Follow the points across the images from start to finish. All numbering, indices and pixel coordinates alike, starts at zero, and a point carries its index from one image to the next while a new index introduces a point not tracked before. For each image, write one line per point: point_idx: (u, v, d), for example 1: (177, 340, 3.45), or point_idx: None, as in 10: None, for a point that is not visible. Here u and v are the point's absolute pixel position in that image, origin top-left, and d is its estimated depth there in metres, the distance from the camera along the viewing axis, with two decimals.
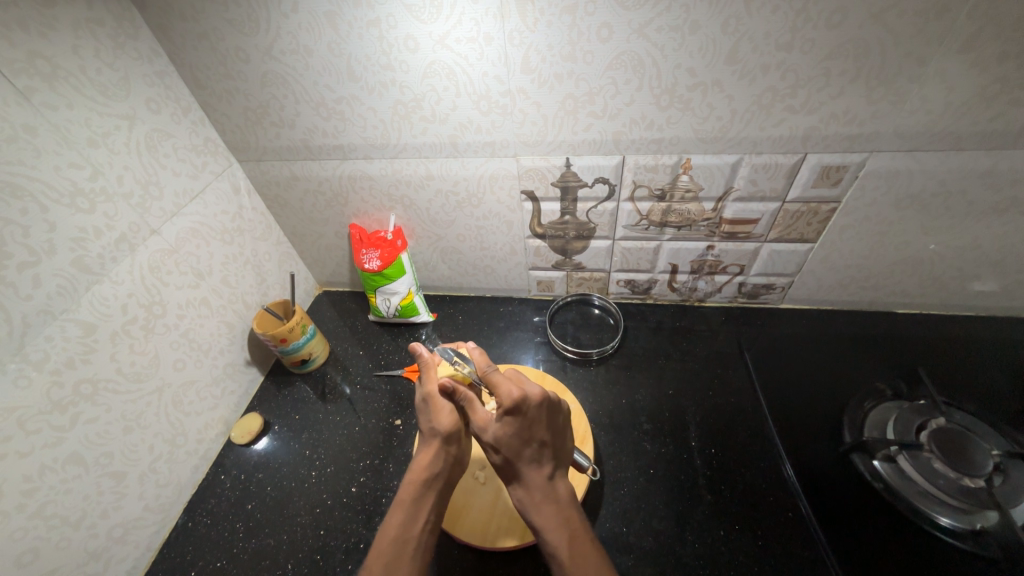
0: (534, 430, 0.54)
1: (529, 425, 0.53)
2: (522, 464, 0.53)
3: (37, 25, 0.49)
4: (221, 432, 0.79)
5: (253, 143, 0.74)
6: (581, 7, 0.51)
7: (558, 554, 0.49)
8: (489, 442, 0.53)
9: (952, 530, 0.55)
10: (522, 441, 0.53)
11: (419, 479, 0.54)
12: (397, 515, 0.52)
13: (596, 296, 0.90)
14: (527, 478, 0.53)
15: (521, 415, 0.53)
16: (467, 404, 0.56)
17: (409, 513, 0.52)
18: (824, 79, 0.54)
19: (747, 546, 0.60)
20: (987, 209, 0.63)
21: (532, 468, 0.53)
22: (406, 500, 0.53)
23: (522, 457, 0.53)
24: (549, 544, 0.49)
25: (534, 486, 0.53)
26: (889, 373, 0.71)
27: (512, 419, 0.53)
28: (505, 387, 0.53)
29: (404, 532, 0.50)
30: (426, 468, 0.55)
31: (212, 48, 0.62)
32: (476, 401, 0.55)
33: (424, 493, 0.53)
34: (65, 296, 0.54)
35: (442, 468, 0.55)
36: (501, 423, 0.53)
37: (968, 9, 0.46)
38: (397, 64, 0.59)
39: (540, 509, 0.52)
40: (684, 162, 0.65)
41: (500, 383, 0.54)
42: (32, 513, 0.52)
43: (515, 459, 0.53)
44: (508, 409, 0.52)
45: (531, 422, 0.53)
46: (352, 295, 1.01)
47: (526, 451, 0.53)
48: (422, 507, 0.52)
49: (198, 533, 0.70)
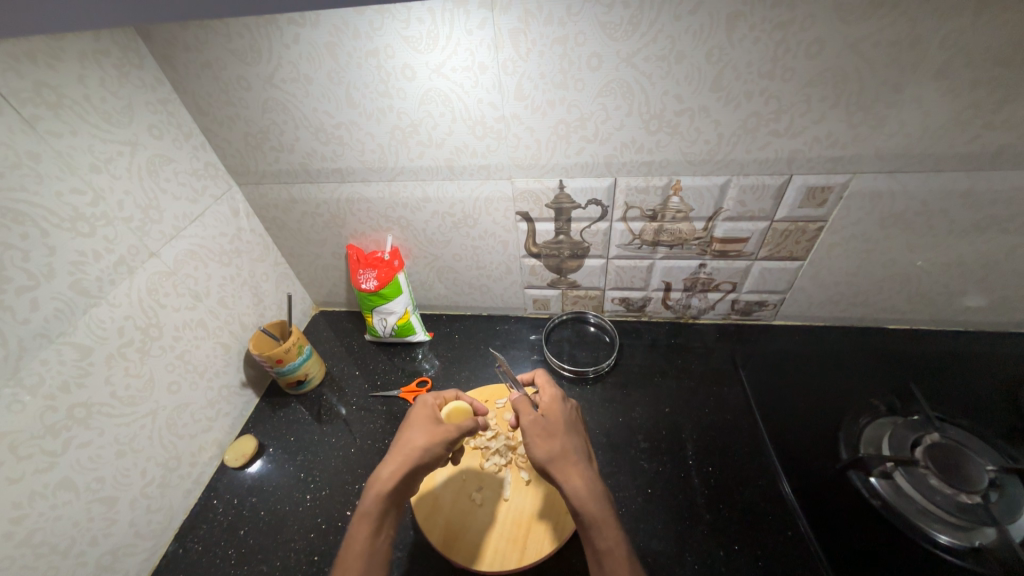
0: (579, 429, 0.60)
1: (575, 423, 0.60)
2: (574, 453, 0.55)
3: (46, 57, 0.51)
4: (214, 455, 0.78)
5: (252, 167, 0.75)
6: (571, 38, 0.54)
7: (615, 548, 0.48)
8: (544, 427, 0.57)
9: (951, 548, 0.55)
10: (572, 434, 0.57)
11: (385, 492, 0.54)
12: (363, 528, 0.52)
13: (591, 314, 0.90)
14: (579, 467, 0.53)
15: (569, 410, 0.61)
16: (518, 404, 0.59)
17: (373, 526, 0.52)
18: (806, 104, 0.56)
19: (747, 567, 0.60)
20: (969, 227, 0.65)
21: (585, 459, 0.55)
22: (371, 512, 0.53)
23: (576, 446, 0.56)
24: (607, 538, 0.48)
25: (588, 475, 0.53)
26: (884, 390, 0.72)
27: (562, 409, 0.60)
28: (552, 387, 0.63)
29: (370, 546, 0.51)
30: (393, 481, 0.54)
31: (214, 77, 0.64)
32: (526, 402, 0.59)
33: (387, 507, 0.54)
34: (62, 319, 0.54)
35: (408, 484, 0.55)
36: (555, 414, 0.59)
37: (938, 41, 0.49)
38: (395, 91, 0.61)
39: (597, 500, 0.50)
40: (674, 183, 0.66)
41: (545, 387, 0.63)
42: (20, 541, 0.51)
43: (569, 447, 0.55)
44: (558, 401, 0.61)
45: (574, 417, 0.61)
46: (349, 315, 1.02)
47: (578, 441, 0.57)
48: (386, 521, 0.53)
49: (188, 560, 0.68)
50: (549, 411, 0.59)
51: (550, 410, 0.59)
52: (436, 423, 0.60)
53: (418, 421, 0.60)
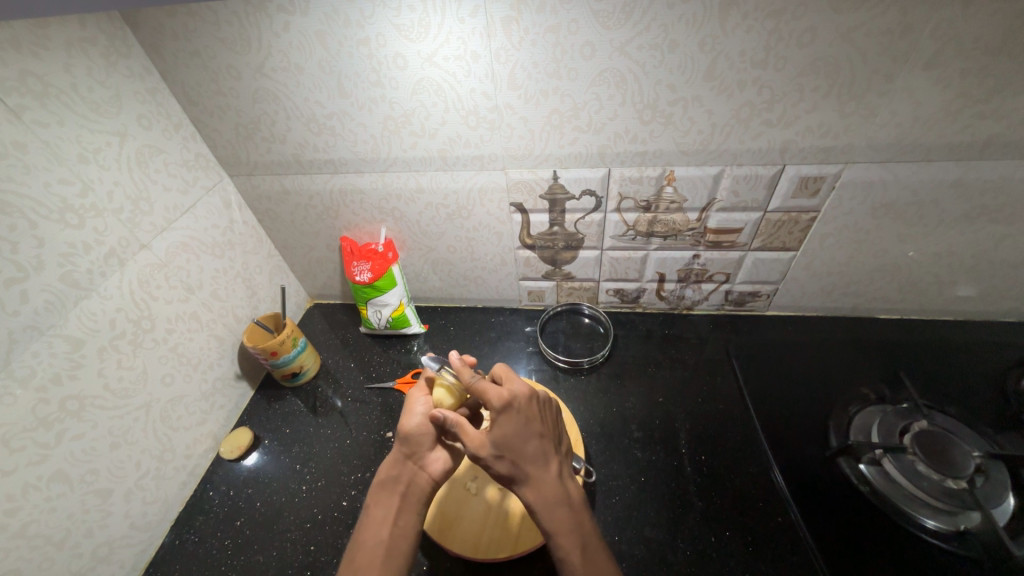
0: (531, 427, 0.55)
1: (525, 423, 0.55)
2: (526, 466, 0.53)
3: (30, 44, 0.50)
4: (209, 447, 0.78)
5: (244, 158, 0.74)
6: (564, 27, 0.53)
7: (570, 558, 0.48)
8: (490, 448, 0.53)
9: (937, 532, 0.56)
10: (523, 443, 0.53)
11: (379, 483, 0.57)
12: (365, 521, 0.54)
13: (586, 306, 0.91)
14: (533, 479, 0.52)
15: (514, 413, 0.55)
16: (457, 428, 0.55)
17: (375, 516, 0.54)
18: (799, 94, 0.56)
19: (737, 553, 0.60)
20: (959, 217, 0.66)
21: (539, 467, 0.53)
22: (370, 504, 0.55)
23: (526, 457, 0.53)
24: (562, 548, 0.49)
25: (542, 486, 0.52)
26: (874, 379, 0.72)
27: (507, 418, 0.54)
28: (493, 392, 0.55)
29: (374, 536, 0.52)
30: (387, 472, 0.57)
31: (203, 66, 0.63)
32: (467, 422, 0.55)
33: (385, 496, 0.55)
34: (52, 312, 0.54)
35: (403, 471, 0.57)
36: (498, 428, 0.54)
37: (930, 29, 0.49)
38: (387, 81, 0.60)
39: (551, 511, 0.51)
40: (667, 174, 0.66)
41: (488, 388, 0.55)
42: (15, 533, 0.51)
43: (519, 460, 0.53)
44: (501, 408, 0.54)
45: (527, 418, 0.55)
46: (344, 307, 1.01)
47: (530, 450, 0.53)
48: (386, 511, 0.54)
49: (185, 551, 0.69)
50: (495, 422, 0.54)
51: (496, 423, 0.54)
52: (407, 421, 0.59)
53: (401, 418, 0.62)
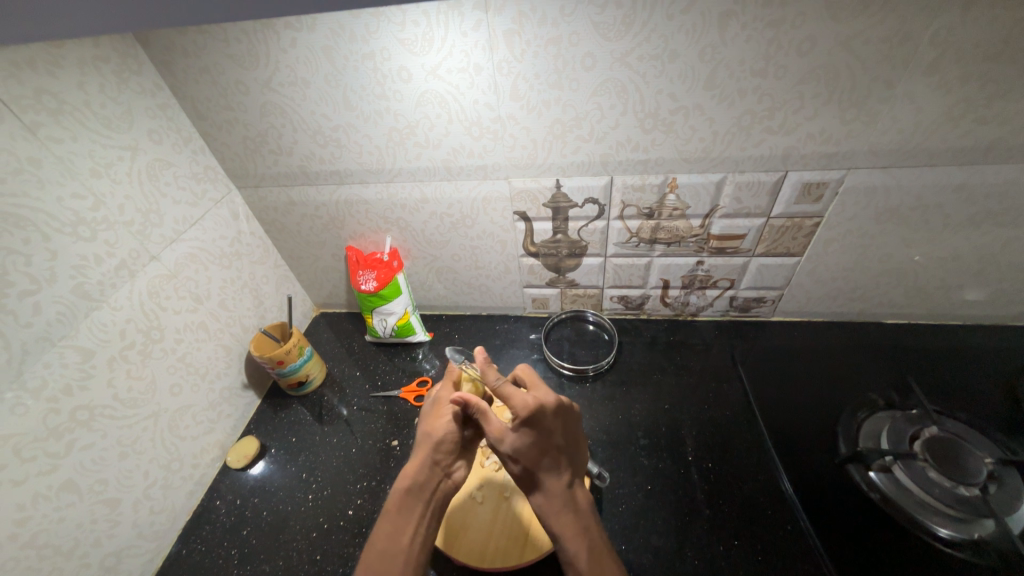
0: (551, 438, 0.54)
1: (545, 433, 0.54)
2: (540, 473, 0.53)
3: (46, 63, 0.51)
4: (217, 456, 0.79)
5: (252, 170, 0.76)
6: (565, 39, 0.54)
7: (576, 563, 0.50)
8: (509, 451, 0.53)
9: (951, 540, 0.55)
10: (542, 450, 0.54)
11: (404, 487, 0.56)
12: (384, 527, 0.54)
13: (590, 313, 0.91)
14: (546, 485, 0.53)
15: (538, 424, 0.53)
16: (479, 415, 0.55)
17: (396, 525, 0.53)
18: (799, 101, 0.56)
19: (746, 563, 0.60)
20: (965, 221, 0.65)
21: (553, 476, 0.54)
22: (391, 512, 0.54)
23: (542, 466, 0.53)
24: (568, 552, 0.50)
25: (554, 494, 0.53)
26: (883, 384, 0.72)
27: (530, 428, 0.53)
28: (519, 398, 0.53)
29: (393, 544, 0.52)
30: (412, 477, 0.56)
31: (213, 81, 0.64)
32: (489, 410, 0.56)
33: (410, 504, 0.55)
34: (64, 323, 0.54)
35: (430, 478, 0.56)
36: (516, 434, 0.53)
37: (929, 36, 0.49)
38: (392, 94, 0.61)
39: (559, 516, 0.52)
40: (670, 181, 0.67)
41: (514, 394, 0.54)
42: (24, 543, 0.51)
43: (534, 467, 0.53)
44: (525, 419, 0.52)
45: (549, 429, 0.54)
46: (349, 316, 1.02)
47: (547, 460, 0.54)
48: (410, 521, 0.54)
49: (191, 561, 0.69)
50: (517, 427, 0.53)
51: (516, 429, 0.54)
52: (436, 418, 0.60)
53: (427, 415, 0.62)
